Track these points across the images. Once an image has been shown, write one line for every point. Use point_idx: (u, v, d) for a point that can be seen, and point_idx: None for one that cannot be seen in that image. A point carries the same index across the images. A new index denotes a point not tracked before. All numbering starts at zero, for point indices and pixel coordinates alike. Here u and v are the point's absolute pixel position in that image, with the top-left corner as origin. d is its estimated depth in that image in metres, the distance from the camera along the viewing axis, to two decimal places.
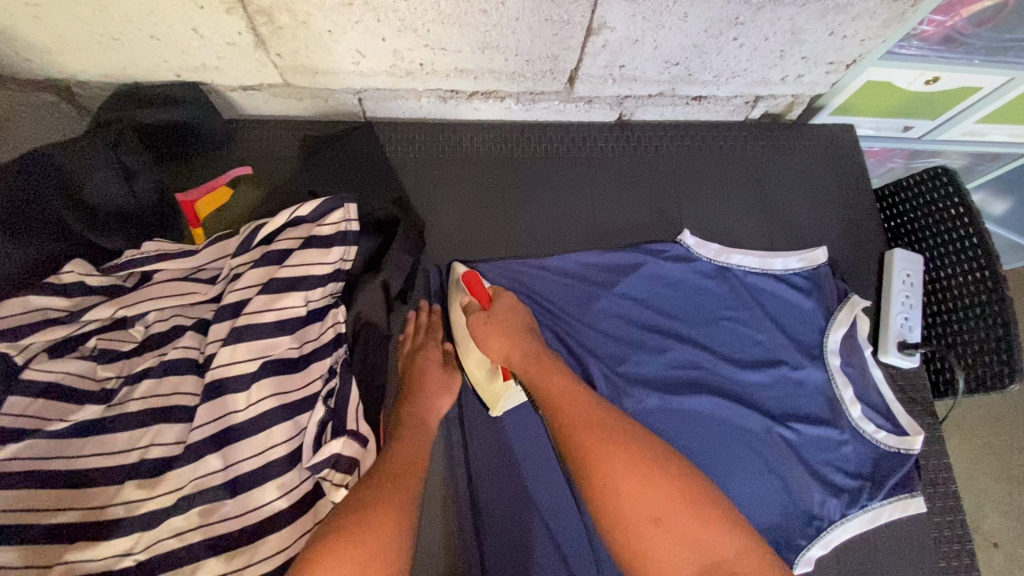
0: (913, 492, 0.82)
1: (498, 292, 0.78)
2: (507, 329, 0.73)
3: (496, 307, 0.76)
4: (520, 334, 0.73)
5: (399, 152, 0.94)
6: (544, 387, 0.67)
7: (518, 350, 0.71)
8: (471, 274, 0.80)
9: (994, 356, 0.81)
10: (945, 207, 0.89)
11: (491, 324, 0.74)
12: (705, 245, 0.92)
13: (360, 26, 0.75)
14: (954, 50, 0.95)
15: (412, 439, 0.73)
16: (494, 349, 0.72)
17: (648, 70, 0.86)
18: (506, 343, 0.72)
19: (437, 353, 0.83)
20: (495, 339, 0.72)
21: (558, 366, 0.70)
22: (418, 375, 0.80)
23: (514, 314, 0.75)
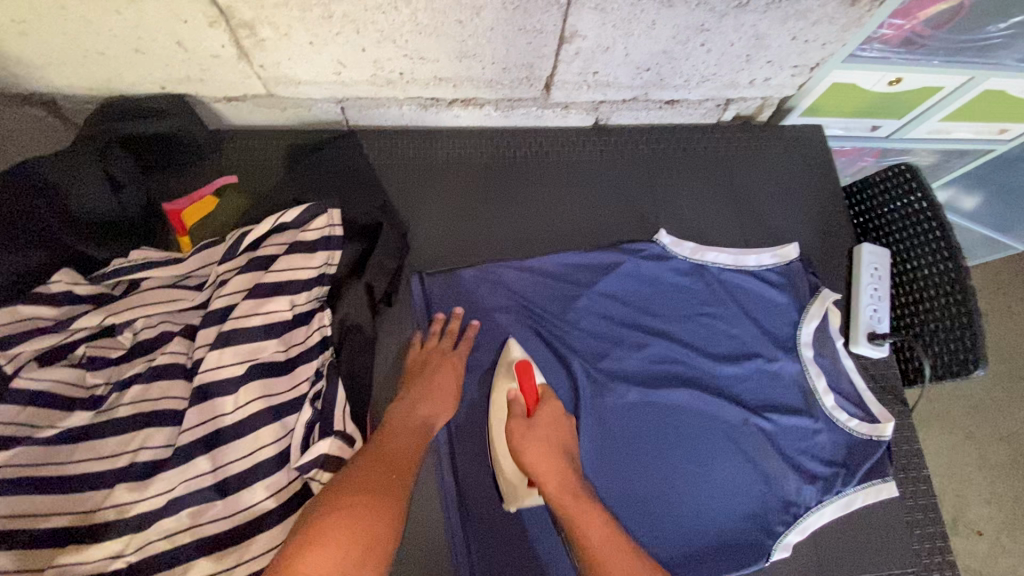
0: (885, 477, 0.85)
1: (547, 397, 0.82)
2: (554, 443, 0.77)
3: (542, 413, 0.80)
4: (557, 456, 0.76)
5: (381, 159, 0.96)
6: (574, 520, 0.71)
7: (558, 479, 0.74)
8: (525, 366, 0.84)
9: (960, 346, 0.84)
10: (911, 203, 0.93)
11: (535, 434, 0.77)
12: (681, 244, 0.95)
13: (340, 38, 0.78)
14: (915, 52, 0.99)
15: (406, 440, 0.73)
16: (531, 459, 0.75)
17: (621, 75, 0.90)
18: (543, 457, 0.75)
19: (456, 364, 0.83)
20: (535, 453, 0.75)
21: (588, 496, 0.73)
22: (429, 380, 0.81)
23: (558, 432, 0.79)
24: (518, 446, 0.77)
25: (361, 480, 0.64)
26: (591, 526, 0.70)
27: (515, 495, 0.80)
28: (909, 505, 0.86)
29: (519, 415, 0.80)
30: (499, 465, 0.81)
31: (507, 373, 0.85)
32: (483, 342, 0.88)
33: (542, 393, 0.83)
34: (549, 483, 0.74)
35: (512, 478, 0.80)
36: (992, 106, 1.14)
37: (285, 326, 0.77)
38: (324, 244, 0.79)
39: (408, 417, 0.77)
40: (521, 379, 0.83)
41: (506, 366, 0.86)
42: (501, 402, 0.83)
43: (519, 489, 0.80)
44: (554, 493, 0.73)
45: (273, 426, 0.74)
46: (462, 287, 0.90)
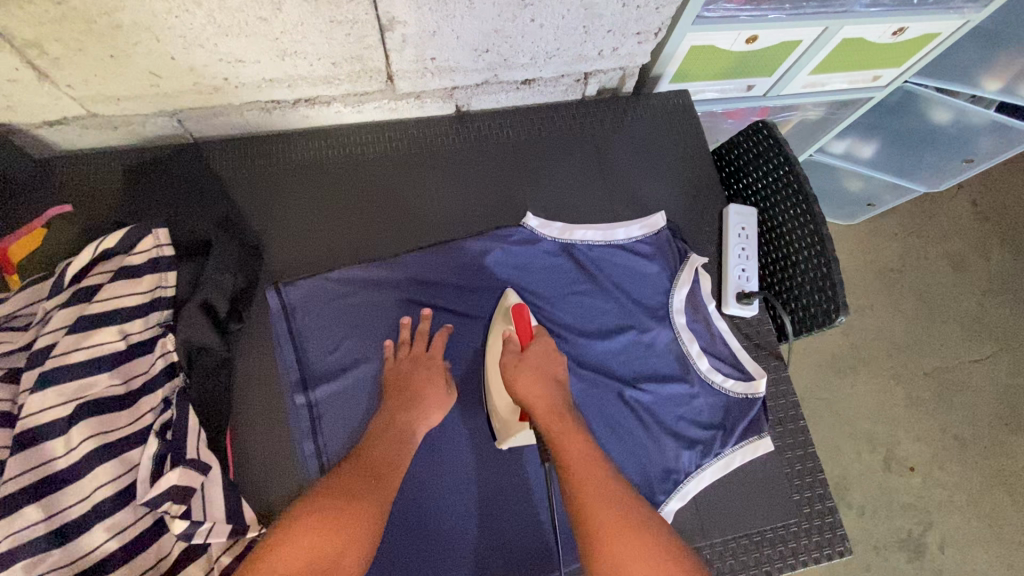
0: (760, 433, 0.85)
1: (540, 334, 0.82)
2: (540, 375, 0.77)
3: (532, 349, 0.80)
4: (545, 381, 0.77)
5: (231, 170, 0.92)
6: (557, 438, 0.72)
7: (546, 400, 0.75)
8: (521, 309, 0.83)
9: (822, 294, 0.86)
10: (770, 158, 0.93)
11: (527, 365, 0.78)
12: (549, 225, 0.95)
13: (142, 47, 0.73)
14: (761, 7, 0.98)
15: (391, 446, 0.75)
16: (521, 389, 0.75)
17: (461, 59, 0.87)
18: (534, 387, 0.75)
19: (433, 370, 0.82)
20: (525, 382, 0.76)
21: (575, 420, 0.74)
22: (412, 384, 0.80)
23: (551, 364, 0.79)
24: (511, 376, 0.77)
25: (346, 486, 0.69)
26: (574, 446, 0.71)
27: (507, 431, 0.81)
28: (787, 458, 0.87)
29: (511, 351, 0.80)
30: (494, 406, 0.82)
31: (504, 318, 0.86)
32: (347, 348, 0.85)
33: (537, 331, 0.83)
34: (538, 406, 0.74)
35: (506, 414, 0.81)
36: (858, 55, 1.16)
37: (121, 358, 0.74)
38: (153, 266, 0.77)
39: (387, 424, 0.77)
40: (516, 322, 0.82)
41: (503, 313, 0.86)
42: (495, 345, 0.85)
43: (513, 424, 0.80)
44: (542, 413, 0.74)
45: (113, 463, 0.70)
46: (325, 293, 0.87)
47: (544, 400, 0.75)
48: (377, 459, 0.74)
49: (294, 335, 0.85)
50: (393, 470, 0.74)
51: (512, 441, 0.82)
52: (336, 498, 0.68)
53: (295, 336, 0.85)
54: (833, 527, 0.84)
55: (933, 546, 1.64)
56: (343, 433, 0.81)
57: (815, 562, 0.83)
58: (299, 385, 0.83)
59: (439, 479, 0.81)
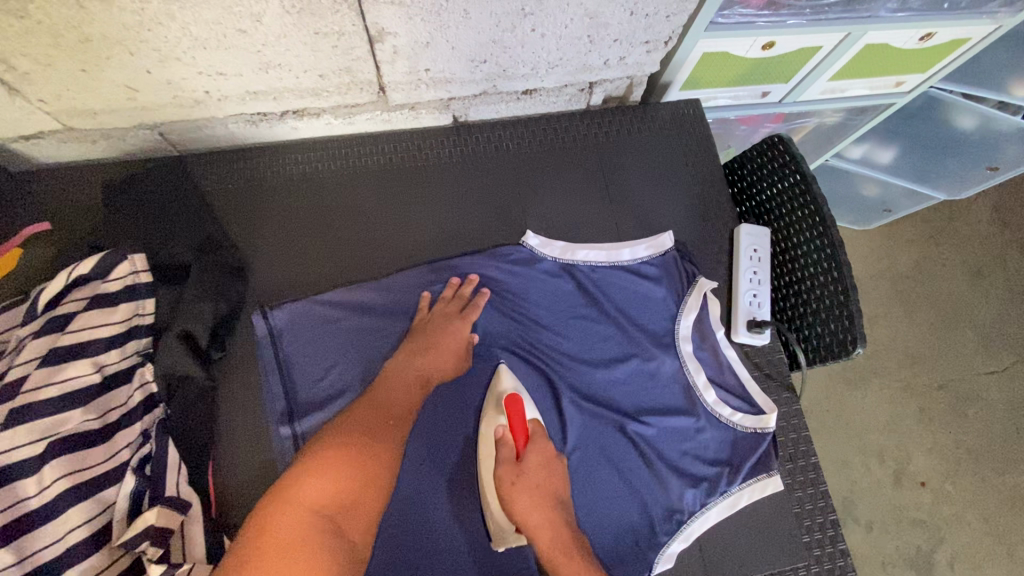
0: (769, 472, 0.81)
1: (537, 435, 0.75)
2: (539, 494, 0.71)
3: (531, 457, 0.73)
4: (547, 508, 0.70)
5: (216, 186, 0.88)
6: (563, 575, 0.66)
7: (549, 534, 0.69)
8: (513, 400, 0.76)
9: (838, 324, 0.80)
10: (785, 176, 0.88)
11: (524, 482, 0.71)
12: (550, 244, 0.90)
13: (114, 61, 0.69)
14: (780, 12, 0.91)
15: (409, 393, 0.74)
16: (519, 510, 0.70)
17: (457, 70, 0.82)
18: (534, 508, 0.70)
19: (460, 326, 0.81)
20: (525, 506, 0.70)
21: (585, 557, 0.68)
22: (436, 339, 0.79)
23: (551, 475, 0.73)
24: (507, 498, 0.71)
25: (364, 425, 0.67)
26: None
27: (504, 537, 0.75)
28: (796, 496, 0.83)
29: (506, 459, 0.73)
30: (488, 510, 0.76)
31: (495, 409, 0.79)
32: (337, 376, 0.81)
33: (532, 430, 0.76)
34: (540, 540, 0.68)
35: (501, 521, 0.75)
36: (881, 60, 1.09)
37: (97, 391, 0.71)
38: (128, 294, 0.74)
39: (404, 369, 0.76)
40: (509, 417, 0.75)
41: (496, 401, 0.79)
42: (489, 436, 0.78)
43: (508, 532, 0.75)
44: (544, 548, 0.68)
45: (87, 503, 0.67)
46: (314, 318, 0.83)
47: (551, 535, 0.69)
48: (393, 402, 0.72)
49: (281, 362, 0.81)
50: (410, 415, 0.72)
51: (509, 544, 0.75)
52: (359, 436, 0.65)
53: (282, 364, 0.81)
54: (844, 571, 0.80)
55: (943, 564, 1.60)
56: None
57: None
58: (285, 416, 0.79)
59: (432, 518, 0.77)
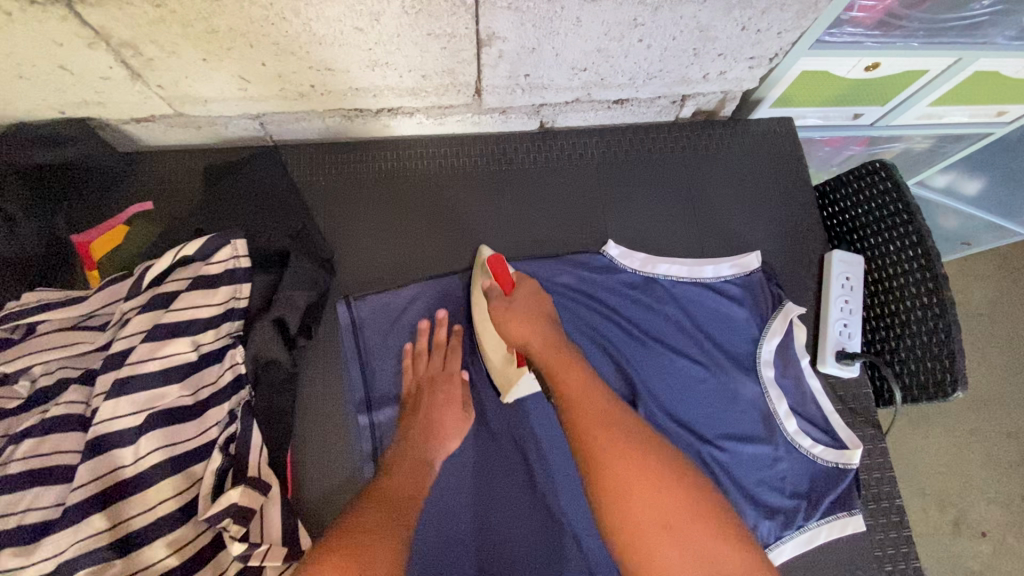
0: (851, 509, 0.77)
1: (522, 281, 0.78)
2: (527, 317, 0.72)
3: (517, 294, 0.76)
4: (537, 322, 0.72)
5: (306, 176, 0.90)
6: (556, 368, 0.66)
7: (540, 333, 0.71)
8: (497, 257, 0.79)
9: (936, 364, 0.77)
10: (884, 204, 0.84)
11: (514, 309, 0.73)
12: (630, 255, 0.89)
13: (234, 52, 0.71)
14: (890, 34, 0.88)
15: (413, 474, 0.71)
16: (511, 334, 0.72)
17: (556, 77, 0.82)
18: (524, 328, 0.71)
19: (453, 384, 0.79)
20: (516, 324, 0.72)
21: (576, 356, 0.68)
22: (430, 416, 0.76)
23: (539, 304, 0.75)
24: (500, 323, 0.74)
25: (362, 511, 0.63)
26: (571, 375, 0.66)
27: (508, 381, 0.79)
28: (878, 539, 0.79)
29: (497, 297, 0.76)
30: (488, 356, 0.80)
31: (482, 272, 0.83)
32: None
33: (518, 278, 0.79)
34: (532, 344, 0.70)
35: (500, 363, 0.79)
36: (986, 89, 1.04)
37: (192, 367, 0.72)
38: (229, 277, 0.75)
39: (408, 450, 0.73)
40: (492, 268, 0.79)
41: (481, 266, 0.83)
42: (478, 295, 0.82)
43: (512, 373, 0.79)
44: (537, 348, 0.70)
45: (179, 475, 0.70)
46: (392, 314, 0.85)
47: (535, 334, 0.71)
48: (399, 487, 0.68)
49: (361, 353, 0.83)
50: (414, 502, 0.68)
51: (515, 393, 0.81)
52: (359, 525, 0.60)
53: (361, 354, 0.83)
54: None
55: None
56: None
57: None
58: (362, 405, 0.81)
59: (502, 522, 0.78)
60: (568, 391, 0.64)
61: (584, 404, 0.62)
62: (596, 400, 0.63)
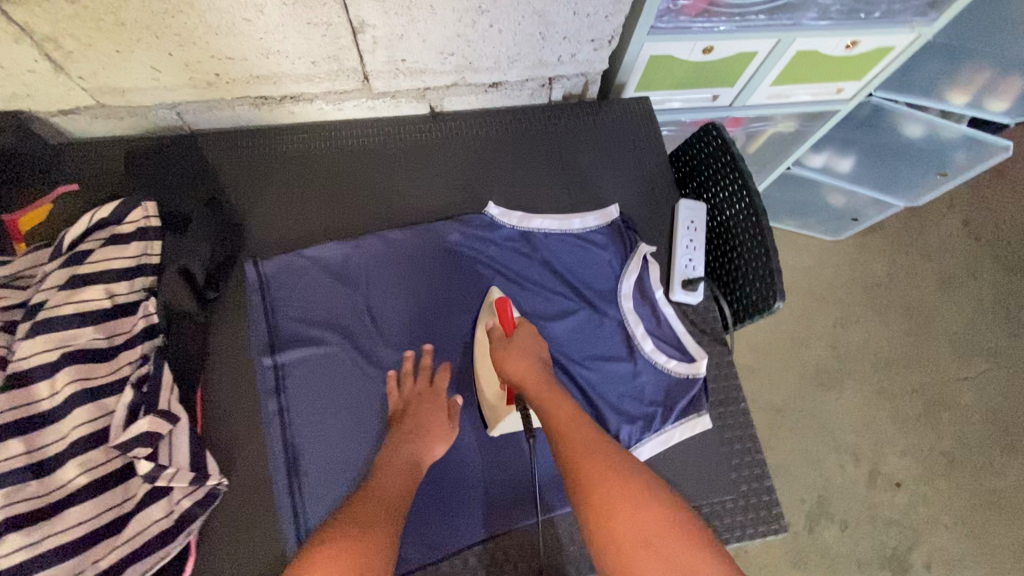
0: (699, 411, 0.89)
1: (524, 324, 0.89)
2: (524, 354, 0.83)
3: (518, 337, 0.86)
4: (532, 367, 0.82)
5: (219, 158, 1.02)
6: (561, 423, 0.74)
7: (533, 383, 0.79)
8: (505, 304, 0.89)
9: (762, 282, 0.91)
10: (718, 157, 1.00)
11: (514, 347, 0.84)
12: (509, 214, 1.02)
13: (142, 44, 0.84)
14: (712, 20, 1.06)
15: (401, 473, 0.76)
16: (510, 365, 0.82)
17: (430, 61, 0.96)
18: (521, 366, 0.81)
19: (436, 400, 0.85)
20: (513, 361, 0.82)
21: (561, 391, 0.79)
22: (417, 421, 0.82)
23: (535, 346, 0.85)
24: (499, 359, 0.84)
25: (359, 516, 0.68)
26: (562, 411, 0.75)
27: (495, 415, 0.87)
28: (726, 438, 0.91)
29: (498, 338, 0.87)
30: (484, 392, 0.89)
31: (489, 311, 0.93)
32: (316, 317, 0.93)
33: (518, 320, 0.90)
34: (525, 383, 0.80)
35: (494, 402, 0.88)
36: (814, 67, 1.22)
37: (106, 315, 0.82)
38: (140, 235, 0.86)
39: (396, 455, 0.78)
40: (498, 315, 0.89)
41: (489, 307, 0.93)
42: (483, 337, 0.91)
43: (500, 410, 0.87)
44: (529, 393, 0.79)
45: (90, 406, 0.77)
46: (297, 269, 0.95)
47: (531, 372, 0.81)
48: (389, 493, 0.73)
49: (267, 304, 0.92)
50: (405, 499, 0.74)
51: (501, 428, 0.88)
52: (349, 527, 0.66)
53: (268, 306, 0.92)
54: (770, 506, 0.87)
55: (918, 564, 1.68)
56: (305, 392, 0.88)
57: (751, 538, 0.85)
58: (266, 348, 0.90)
59: None
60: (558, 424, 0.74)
61: (578, 443, 0.71)
62: (595, 448, 0.70)
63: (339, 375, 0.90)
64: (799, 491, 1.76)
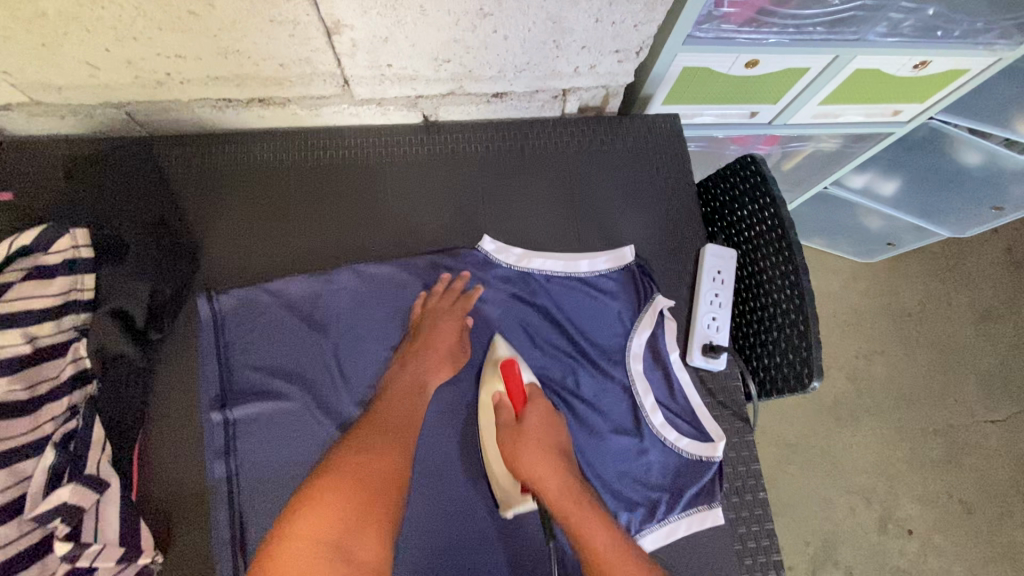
0: (710, 502, 0.77)
1: (535, 397, 0.77)
2: (543, 450, 0.72)
3: (529, 414, 0.75)
4: (552, 459, 0.72)
5: (173, 168, 0.88)
6: (579, 524, 0.67)
7: (557, 478, 0.70)
8: (511, 365, 0.79)
9: (796, 356, 0.78)
10: (755, 199, 0.85)
11: (527, 439, 0.73)
12: (507, 249, 0.88)
13: (73, 38, 0.70)
14: (761, 30, 0.89)
15: (406, 399, 0.75)
16: (526, 469, 0.71)
17: (420, 68, 0.81)
18: (540, 462, 0.71)
19: (457, 319, 0.82)
20: (530, 463, 0.71)
21: (590, 498, 0.70)
22: (432, 337, 0.80)
23: (552, 431, 0.75)
24: (513, 454, 0.73)
25: (360, 446, 0.68)
26: (590, 523, 0.67)
27: (511, 500, 0.77)
28: (739, 532, 0.79)
29: (507, 423, 0.75)
30: (494, 479, 0.78)
31: (493, 375, 0.81)
32: (274, 365, 0.81)
33: (530, 390, 0.79)
34: (545, 488, 0.70)
35: (505, 485, 0.77)
36: (873, 86, 1.05)
37: (26, 362, 0.70)
38: (67, 268, 0.74)
39: (404, 374, 0.78)
40: (506, 382, 0.78)
41: (494, 366, 0.81)
42: (489, 402, 0.80)
43: (515, 495, 0.77)
44: (553, 495, 0.69)
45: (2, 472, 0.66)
46: (257, 306, 0.82)
47: (554, 482, 0.70)
48: (395, 414, 0.74)
49: (220, 348, 0.80)
50: (409, 431, 0.73)
51: (517, 510, 0.77)
52: (352, 459, 0.66)
53: (221, 350, 0.80)
54: None
55: None
56: (259, 455, 0.77)
57: None
58: (216, 402, 0.78)
59: None
60: (591, 547, 0.66)
61: (601, 549, 0.65)
62: (614, 553, 0.65)
63: (302, 435, 0.78)
64: (803, 533, 1.56)
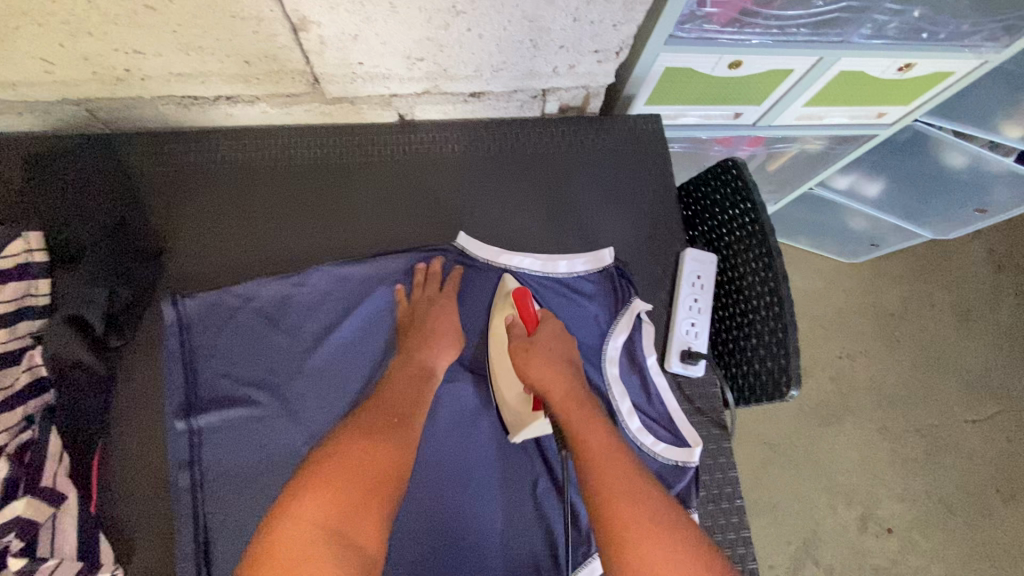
0: (687, 509, 0.76)
1: (546, 318, 0.79)
2: (551, 357, 0.74)
3: (541, 332, 0.77)
4: (558, 367, 0.73)
5: (139, 168, 0.85)
6: (577, 425, 0.68)
7: (563, 385, 0.72)
8: (523, 294, 0.79)
9: (775, 362, 0.76)
10: (734, 202, 0.84)
11: (537, 349, 0.74)
12: (482, 248, 0.86)
13: (23, 34, 0.66)
14: (743, 30, 0.87)
15: (411, 388, 0.73)
16: (536, 376, 0.72)
17: (393, 66, 0.79)
18: (547, 368, 0.72)
19: (449, 305, 0.80)
20: (538, 366, 0.72)
21: (594, 408, 0.70)
22: (428, 325, 0.78)
23: (561, 345, 0.76)
24: (522, 364, 0.74)
25: (367, 430, 0.65)
26: (593, 434, 0.67)
27: (520, 422, 0.77)
28: (716, 540, 0.78)
29: (518, 336, 0.77)
30: (505, 401, 0.78)
31: (504, 300, 0.82)
32: (242, 371, 0.78)
33: (541, 315, 0.80)
34: (552, 395, 0.71)
35: (517, 405, 0.78)
36: (858, 87, 1.04)
37: None
38: (20, 273, 0.71)
39: (407, 363, 0.75)
40: (518, 305, 0.79)
41: (504, 296, 0.82)
42: (500, 327, 0.81)
43: (526, 413, 0.77)
44: (557, 402, 0.70)
45: None
46: (223, 310, 0.79)
47: (560, 384, 0.71)
48: (404, 400, 0.71)
49: (186, 353, 0.77)
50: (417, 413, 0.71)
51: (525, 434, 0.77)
52: (360, 441, 0.64)
53: (187, 355, 0.77)
54: None
55: None
56: (226, 464, 0.75)
57: None
58: (181, 410, 0.75)
59: None
60: (587, 440, 0.66)
61: (600, 461, 0.64)
62: (614, 468, 0.63)
63: (271, 442, 0.76)
64: (784, 532, 1.57)
